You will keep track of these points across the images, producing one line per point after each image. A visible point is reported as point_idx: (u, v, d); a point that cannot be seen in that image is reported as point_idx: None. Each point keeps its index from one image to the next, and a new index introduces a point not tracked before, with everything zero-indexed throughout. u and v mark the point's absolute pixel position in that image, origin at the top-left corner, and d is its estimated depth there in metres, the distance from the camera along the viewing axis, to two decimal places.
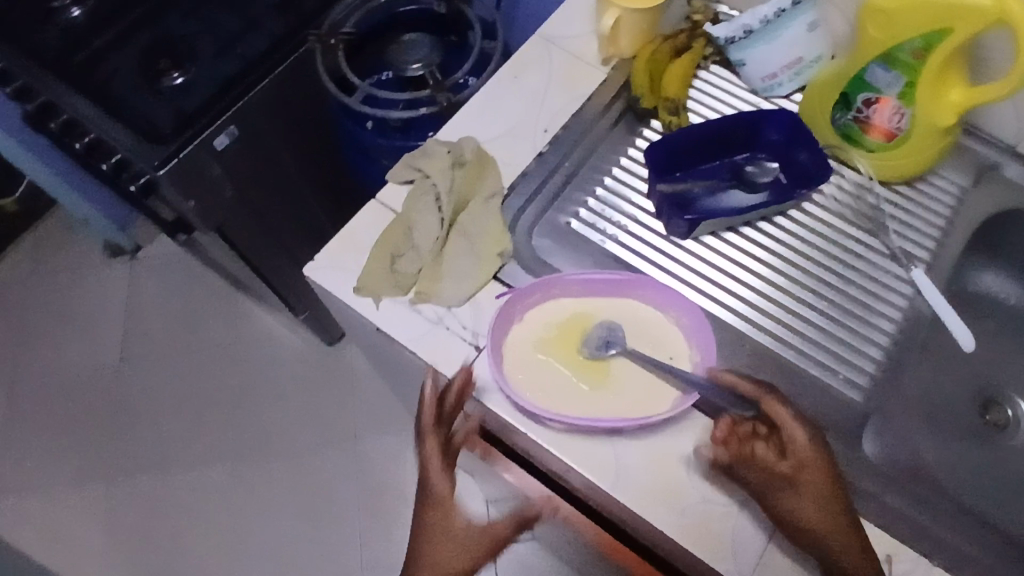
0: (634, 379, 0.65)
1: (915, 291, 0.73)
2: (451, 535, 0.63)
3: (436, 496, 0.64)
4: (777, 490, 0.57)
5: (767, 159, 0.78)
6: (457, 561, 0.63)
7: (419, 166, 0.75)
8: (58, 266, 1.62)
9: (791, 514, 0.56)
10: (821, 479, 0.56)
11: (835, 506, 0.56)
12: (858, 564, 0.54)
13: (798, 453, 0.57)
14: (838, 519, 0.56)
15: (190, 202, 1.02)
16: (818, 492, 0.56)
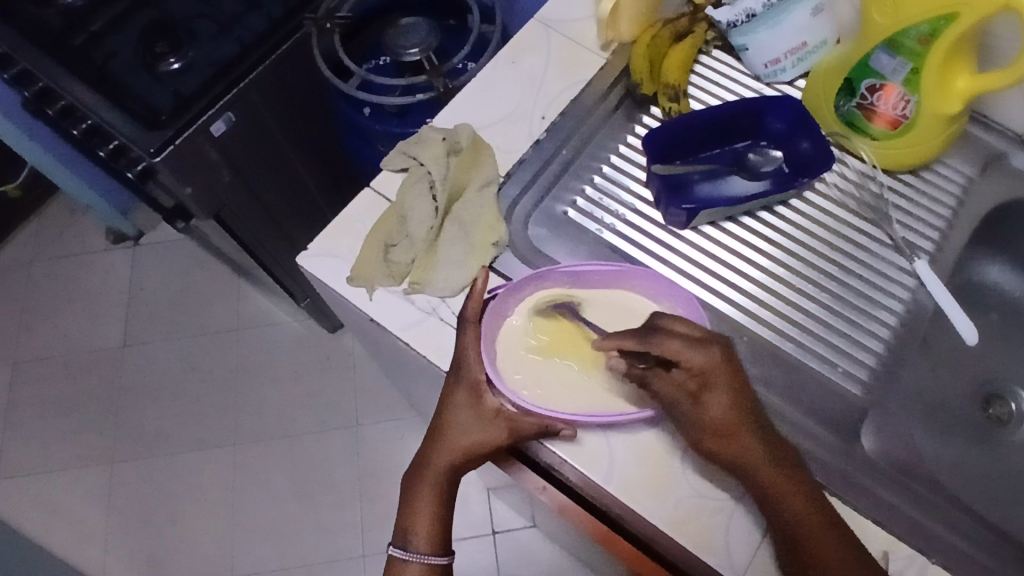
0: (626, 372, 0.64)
1: (918, 282, 0.71)
2: (479, 417, 0.62)
3: (466, 378, 0.62)
4: (683, 411, 0.57)
5: (770, 148, 0.76)
6: (483, 445, 0.61)
7: (413, 154, 0.74)
8: (61, 251, 1.62)
9: (694, 433, 0.57)
10: (722, 393, 0.57)
11: (741, 418, 0.56)
12: (777, 484, 0.55)
13: (694, 372, 0.57)
14: (745, 434, 0.56)
15: (187, 189, 1.01)
16: (723, 418, 0.56)
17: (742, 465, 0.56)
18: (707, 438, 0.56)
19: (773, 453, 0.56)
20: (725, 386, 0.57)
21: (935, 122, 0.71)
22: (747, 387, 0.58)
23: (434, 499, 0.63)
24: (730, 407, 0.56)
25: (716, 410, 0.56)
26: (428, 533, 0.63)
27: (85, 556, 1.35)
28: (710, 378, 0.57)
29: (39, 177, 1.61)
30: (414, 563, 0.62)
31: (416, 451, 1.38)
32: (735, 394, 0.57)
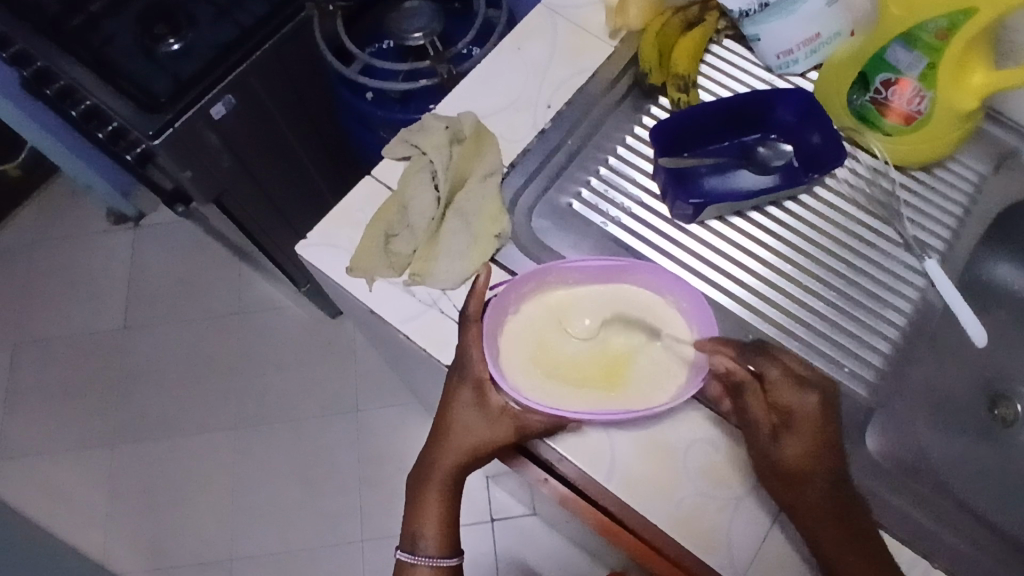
0: (629, 370, 0.62)
1: (927, 281, 0.70)
2: (482, 417, 0.61)
3: (468, 379, 0.62)
4: (763, 440, 0.57)
5: (780, 141, 0.75)
6: (487, 445, 0.61)
7: (416, 142, 0.73)
8: (61, 232, 1.61)
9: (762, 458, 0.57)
10: (806, 435, 0.56)
11: (817, 462, 0.56)
12: (823, 522, 0.54)
13: (787, 407, 0.57)
14: (816, 478, 0.55)
15: (186, 172, 1.00)
16: (806, 450, 0.56)
17: (797, 506, 0.55)
18: (773, 469, 0.57)
19: (837, 508, 0.55)
20: (813, 430, 0.56)
21: (950, 119, 0.69)
22: (837, 436, 0.57)
23: (441, 501, 0.63)
24: (811, 449, 0.56)
25: (792, 450, 0.56)
26: (436, 536, 0.63)
27: (85, 536, 1.35)
28: (802, 417, 0.57)
29: (39, 157, 1.60)
30: (424, 565, 0.63)
31: (416, 436, 1.38)
32: (820, 438, 0.56)
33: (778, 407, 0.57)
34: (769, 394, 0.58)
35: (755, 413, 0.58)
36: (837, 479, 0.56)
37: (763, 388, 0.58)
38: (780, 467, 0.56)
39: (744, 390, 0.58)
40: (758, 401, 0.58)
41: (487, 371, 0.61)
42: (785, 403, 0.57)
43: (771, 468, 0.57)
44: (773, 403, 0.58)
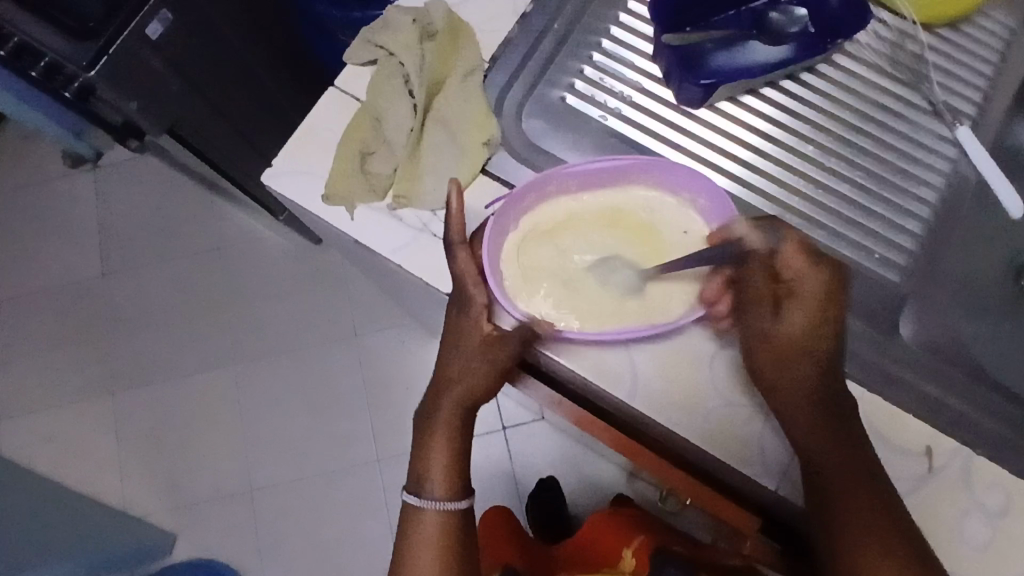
0: (615, 296, 0.57)
1: (959, 152, 0.64)
2: (482, 345, 0.56)
3: (467, 303, 0.56)
4: (760, 315, 0.54)
5: (795, 5, 0.65)
6: (491, 372, 0.56)
7: (380, 42, 0.64)
8: (16, 180, 1.50)
9: (754, 332, 0.54)
10: (807, 310, 0.52)
11: (815, 342, 0.53)
12: (789, 404, 0.53)
13: (791, 279, 0.52)
14: (806, 356, 0.53)
15: (132, 104, 0.89)
16: (802, 331, 0.53)
17: (777, 388, 0.53)
18: (756, 343, 0.54)
19: (822, 391, 0.53)
20: (817, 307, 0.52)
21: None
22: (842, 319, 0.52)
23: (447, 439, 0.57)
24: (809, 328, 0.52)
25: (790, 326, 0.53)
26: (444, 477, 0.57)
27: (100, 485, 1.34)
28: (802, 290, 0.52)
29: None
30: (432, 510, 0.57)
31: (419, 356, 1.36)
32: (824, 316, 0.52)
33: (780, 278, 0.53)
34: (776, 269, 0.53)
35: (756, 286, 0.54)
36: (830, 361, 0.53)
37: (770, 260, 0.53)
38: (779, 344, 0.53)
39: (747, 262, 0.54)
40: (763, 272, 0.54)
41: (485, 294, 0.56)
42: (792, 283, 0.53)
43: (761, 349, 0.54)
44: (775, 275, 0.53)
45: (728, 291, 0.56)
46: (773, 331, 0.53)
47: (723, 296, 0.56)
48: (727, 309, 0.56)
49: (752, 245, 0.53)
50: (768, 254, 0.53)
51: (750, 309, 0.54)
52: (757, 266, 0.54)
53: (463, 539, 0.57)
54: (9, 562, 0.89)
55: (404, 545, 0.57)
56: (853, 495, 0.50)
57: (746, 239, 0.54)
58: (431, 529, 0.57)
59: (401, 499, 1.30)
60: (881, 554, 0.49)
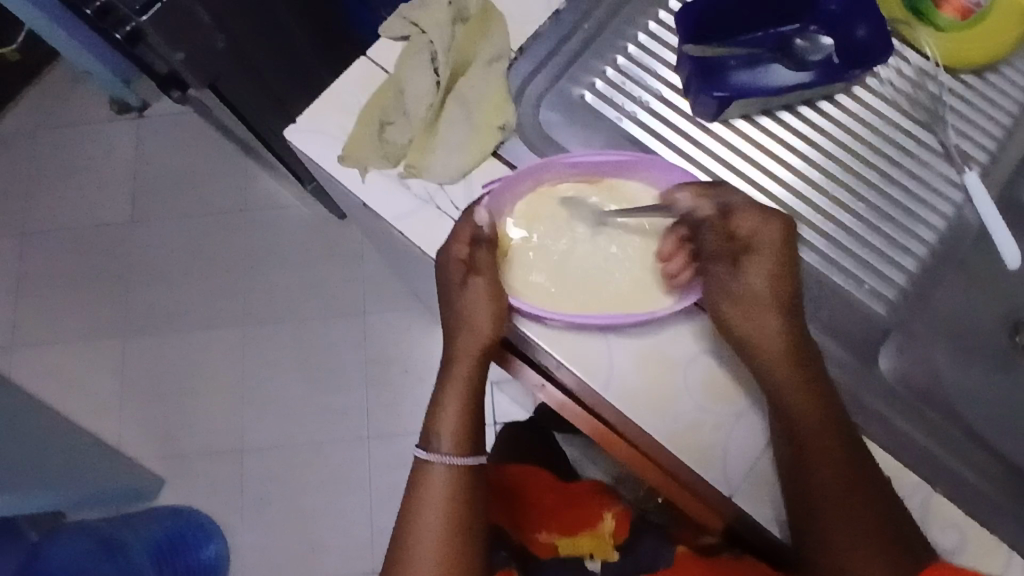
0: (583, 263, 0.59)
1: (965, 197, 0.65)
2: (461, 289, 0.58)
3: (446, 265, 0.58)
4: (720, 271, 0.57)
5: (820, 34, 0.67)
6: (485, 329, 0.58)
7: (414, 19, 0.66)
8: (62, 119, 1.55)
9: (720, 292, 0.56)
10: (763, 264, 0.56)
11: (779, 293, 0.56)
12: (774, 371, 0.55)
13: (746, 235, 0.57)
14: (769, 310, 0.56)
15: (178, 54, 0.91)
16: (767, 288, 0.56)
17: (754, 345, 0.55)
18: (728, 306, 0.56)
19: (790, 342, 0.55)
20: (772, 258, 0.56)
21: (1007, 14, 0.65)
22: (796, 266, 0.57)
23: (460, 396, 0.60)
24: (768, 283, 0.56)
25: (754, 289, 0.56)
26: (453, 433, 0.59)
27: (99, 422, 1.38)
28: (760, 243, 0.56)
29: (37, 39, 1.50)
30: (439, 465, 0.59)
31: (422, 339, 1.38)
32: (781, 265, 0.56)
33: (737, 236, 0.57)
34: (730, 226, 0.57)
35: (712, 244, 0.57)
36: (790, 309, 0.56)
37: (724, 222, 0.57)
38: (744, 298, 0.56)
39: (703, 227, 0.57)
40: (716, 233, 0.57)
41: (467, 251, 0.58)
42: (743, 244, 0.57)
43: (735, 314, 0.56)
44: (732, 233, 0.57)
45: (684, 250, 0.58)
46: (734, 287, 0.56)
47: (677, 258, 0.58)
48: (682, 267, 0.58)
49: (702, 213, 0.57)
50: (717, 214, 0.57)
51: (713, 266, 0.57)
52: (707, 229, 0.57)
53: (473, 494, 0.59)
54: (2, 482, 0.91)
55: (412, 497, 0.59)
56: (826, 464, 0.53)
57: (695, 210, 0.57)
58: (438, 483, 0.58)
59: (385, 474, 1.33)
60: (851, 518, 0.52)
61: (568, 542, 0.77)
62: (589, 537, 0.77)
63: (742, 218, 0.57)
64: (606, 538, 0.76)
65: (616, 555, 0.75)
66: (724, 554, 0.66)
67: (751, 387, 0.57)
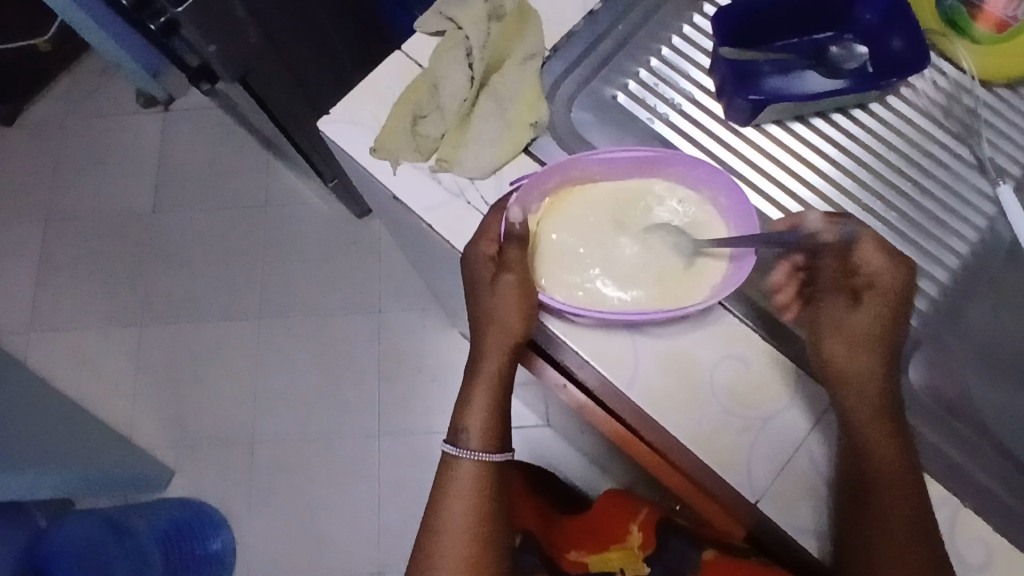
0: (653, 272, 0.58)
1: (997, 210, 0.64)
2: (491, 286, 0.57)
3: (476, 261, 0.58)
4: (835, 304, 0.56)
5: (856, 43, 0.67)
6: (515, 325, 0.57)
7: (450, 15, 0.67)
8: (89, 109, 1.57)
9: (835, 321, 0.55)
10: (881, 307, 0.55)
11: (884, 338, 0.55)
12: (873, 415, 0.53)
13: (869, 272, 0.55)
14: (878, 350, 0.54)
15: (211, 47, 0.91)
16: (879, 330, 0.55)
17: (854, 381, 0.54)
18: (843, 335, 0.55)
19: (881, 383, 0.54)
20: (892, 300, 0.55)
21: None
22: (906, 317, 0.55)
23: (488, 391, 0.59)
24: (881, 321, 0.55)
25: (862, 323, 0.55)
26: (481, 429, 0.59)
27: (112, 409, 1.39)
28: (879, 285, 0.55)
29: (68, 30, 1.53)
30: (467, 461, 0.58)
31: (436, 340, 1.38)
32: (894, 309, 0.55)
33: (857, 272, 0.56)
34: (853, 259, 0.56)
35: (829, 278, 0.57)
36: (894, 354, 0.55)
37: (843, 251, 0.56)
38: (855, 333, 0.54)
39: (822, 253, 0.57)
40: (836, 263, 0.56)
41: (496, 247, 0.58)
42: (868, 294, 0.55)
43: (837, 344, 0.54)
44: (853, 269, 0.56)
45: (796, 280, 0.60)
46: (846, 321, 0.55)
47: (789, 288, 0.59)
48: (790, 300, 0.59)
49: (826, 239, 0.56)
50: (842, 243, 0.56)
51: (826, 298, 0.56)
52: (828, 254, 0.56)
53: (498, 489, 0.59)
54: (8, 461, 0.91)
55: (440, 492, 0.59)
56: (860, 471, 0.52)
57: (823, 233, 0.56)
58: (465, 480, 0.58)
59: (395, 473, 1.33)
60: (889, 527, 0.51)
61: (597, 560, 0.76)
62: (618, 551, 0.75)
63: (869, 253, 0.55)
64: (636, 552, 0.73)
65: (646, 566, 0.71)
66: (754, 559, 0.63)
67: (774, 392, 0.57)
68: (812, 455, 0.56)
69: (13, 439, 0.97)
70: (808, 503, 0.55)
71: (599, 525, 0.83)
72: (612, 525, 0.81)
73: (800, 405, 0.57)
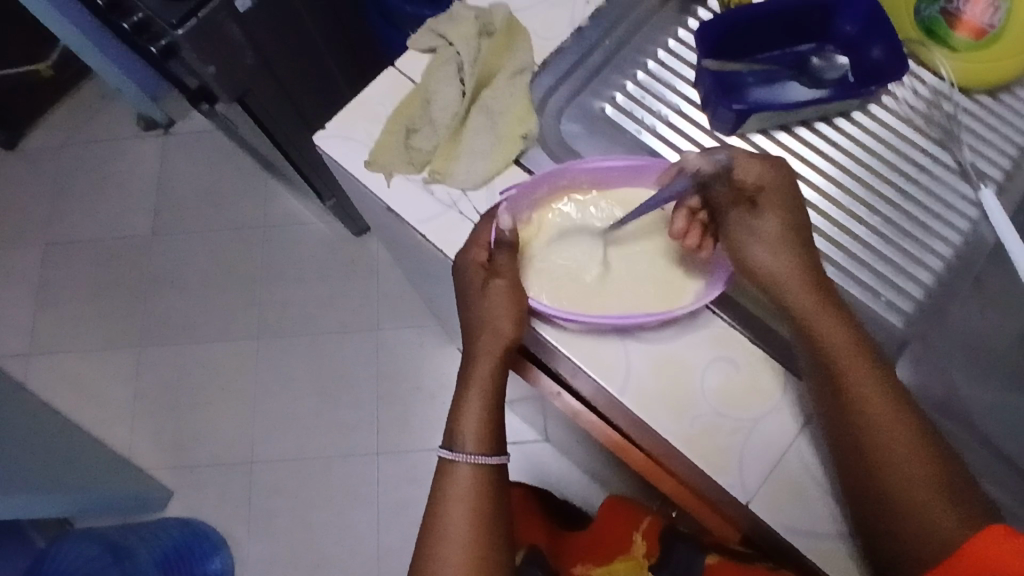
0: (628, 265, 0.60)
1: (980, 213, 0.65)
2: (481, 291, 0.58)
3: (466, 268, 0.60)
4: (740, 219, 0.58)
5: (836, 54, 0.69)
6: (506, 329, 0.58)
7: (442, 32, 0.69)
8: (90, 133, 1.60)
9: (750, 240, 0.57)
10: (778, 205, 0.58)
11: (795, 231, 0.57)
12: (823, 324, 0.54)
13: (755, 181, 0.58)
14: (789, 249, 0.57)
15: (210, 68, 0.93)
16: (788, 233, 0.57)
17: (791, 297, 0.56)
18: (763, 254, 0.57)
19: (810, 275, 0.56)
20: (783, 196, 0.58)
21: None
22: (802, 209, 0.59)
23: (481, 396, 0.60)
24: (785, 217, 0.57)
25: (774, 232, 0.57)
26: (476, 433, 0.59)
27: (111, 431, 1.39)
28: (770, 188, 0.58)
29: (69, 56, 1.56)
30: (463, 465, 0.58)
31: (435, 357, 1.39)
32: (788, 201, 0.58)
33: (746, 187, 0.58)
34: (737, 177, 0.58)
35: (726, 202, 0.58)
36: (807, 243, 0.58)
37: (727, 175, 0.58)
38: (772, 238, 0.57)
39: (711, 186, 0.58)
40: (726, 187, 0.59)
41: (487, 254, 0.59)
42: (764, 204, 0.58)
43: (759, 253, 0.57)
44: (740, 186, 0.58)
45: (697, 222, 0.59)
46: (755, 229, 0.57)
47: (692, 232, 0.59)
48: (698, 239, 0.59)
49: (705, 172, 0.58)
50: (723, 169, 0.58)
51: (730, 217, 0.58)
52: (718, 184, 0.58)
53: (496, 492, 0.59)
54: (10, 481, 0.91)
55: (437, 496, 0.59)
56: (884, 450, 0.51)
57: (700, 168, 0.58)
58: (462, 483, 0.58)
59: (394, 492, 1.33)
60: (933, 489, 0.50)
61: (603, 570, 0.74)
62: (624, 562, 0.73)
63: (749, 168, 0.58)
64: (642, 561, 0.71)
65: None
66: (758, 563, 0.62)
67: (765, 394, 0.58)
68: (803, 454, 0.56)
69: (14, 460, 0.98)
70: (802, 503, 0.55)
71: (603, 536, 0.80)
72: (616, 534, 0.79)
73: (792, 406, 0.58)
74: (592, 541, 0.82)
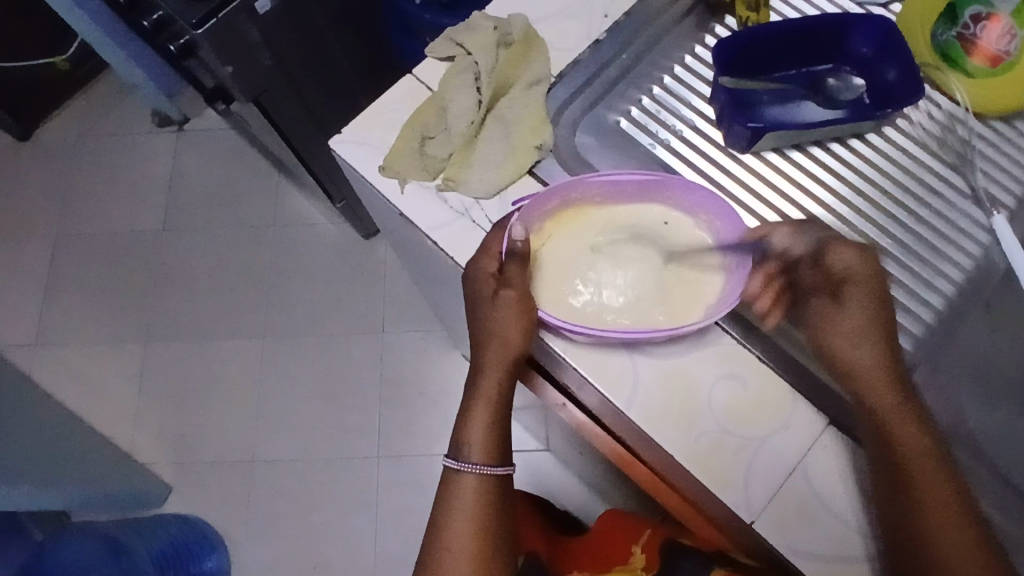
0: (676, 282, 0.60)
1: (991, 239, 0.65)
2: (491, 301, 0.58)
3: (476, 277, 0.60)
4: (823, 306, 0.57)
5: (853, 75, 0.69)
6: (515, 339, 0.58)
7: (460, 41, 0.70)
8: (104, 128, 1.61)
9: (829, 326, 0.56)
10: (866, 296, 0.56)
11: (882, 324, 0.56)
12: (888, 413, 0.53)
13: (843, 270, 0.56)
14: (871, 343, 0.55)
15: (228, 69, 0.94)
16: (873, 326, 0.55)
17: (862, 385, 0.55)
18: (840, 340, 0.56)
19: (888, 378, 0.55)
20: (872, 289, 0.56)
21: None
22: (891, 305, 0.56)
23: (488, 405, 0.60)
24: (869, 310, 0.55)
25: (855, 323, 0.55)
26: (482, 443, 0.59)
27: (114, 426, 1.40)
28: (857, 278, 0.56)
29: (87, 52, 1.57)
30: (468, 474, 0.58)
31: (439, 362, 1.39)
32: (876, 294, 0.56)
33: (833, 274, 0.57)
34: (825, 263, 0.57)
35: (809, 284, 0.58)
36: (890, 338, 0.55)
37: (816, 259, 0.57)
38: (850, 329, 0.56)
39: (797, 266, 0.58)
40: (812, 270, 0.58)
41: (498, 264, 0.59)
42: (848, 294, 0.56)
43: (839, 345, 0.56)
44: (828, 270, 0.57)
45: (772, 288, 0.59)
46: (838, 320, 0.56)
47: (767, 296, 0.59)
48: (770, 303, 0.59)
49: (793, 250, 0.58)
50: (811, 251, 0.57)
51: (812, 302, 0.58)
52: (803, 266, 0.58)
53: (499, 502, 0.58)
54: (12, 476, 0.91)
55: (441, 506, 0.59)
56: (932, 511, 0.50)
57: (790, 247, 0.58)
58: (466, 494, 0.58)
59: (394, 496, 1.32)
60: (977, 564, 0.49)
61: None
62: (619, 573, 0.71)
63: (839, 255, 0.56)
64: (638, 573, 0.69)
65: None
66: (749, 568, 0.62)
67: (771, 412, 0.58)
68: (808, 476, 0.56)
69: (16, 452, 0.98)
70: (806, 526, 0.55)
71: (604, 551, 0.79)
72: (617, 549, 0.77)
73: (798, 426, 0.57)
74: (593, 557, 0.81)
